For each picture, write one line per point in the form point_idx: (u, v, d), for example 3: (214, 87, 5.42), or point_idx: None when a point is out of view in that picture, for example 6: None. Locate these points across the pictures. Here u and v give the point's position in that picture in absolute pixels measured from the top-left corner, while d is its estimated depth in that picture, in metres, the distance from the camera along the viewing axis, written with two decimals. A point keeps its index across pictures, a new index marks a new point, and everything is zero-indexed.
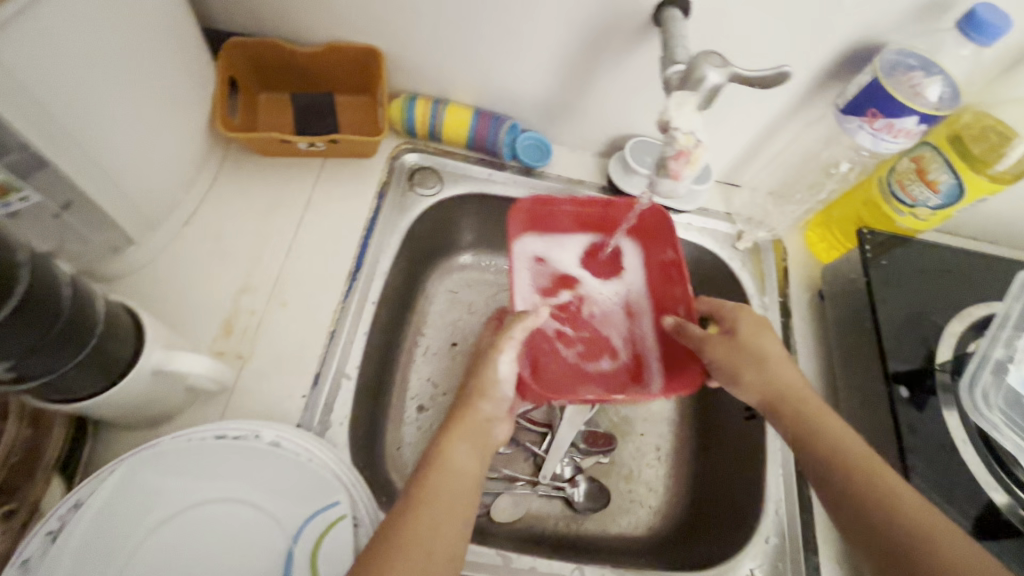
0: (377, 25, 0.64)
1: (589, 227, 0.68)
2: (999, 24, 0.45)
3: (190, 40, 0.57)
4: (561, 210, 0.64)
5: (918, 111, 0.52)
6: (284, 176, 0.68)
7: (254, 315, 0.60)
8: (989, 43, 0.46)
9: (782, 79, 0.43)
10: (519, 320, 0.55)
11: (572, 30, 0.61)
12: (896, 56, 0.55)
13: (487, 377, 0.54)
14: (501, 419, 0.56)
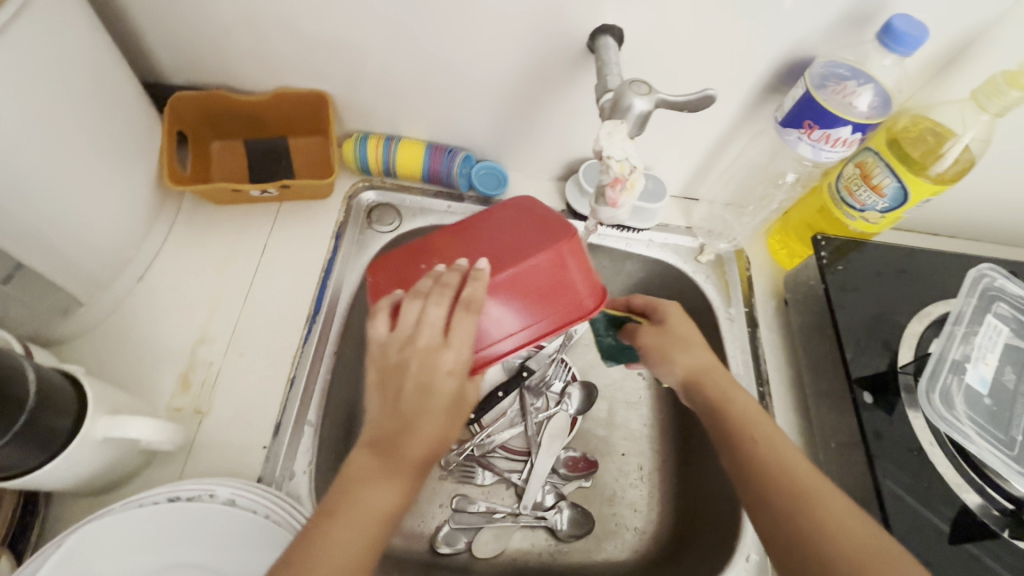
0: (324, 69, 0.65)
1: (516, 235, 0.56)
2: (916, 34, 0.46)
3: (130, 98, 0.57)
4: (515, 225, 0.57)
5: (852, 120, 0.53)
6: (239, 224, 0.68)
7: (211, 367, 0.59)
8: (908, 53, 0.48)
9: (708, 101, 0.44)
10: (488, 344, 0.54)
11: (512, 61, 0.62)
12: (828, 67, 0.56)
13: (421, 413, 0.46)
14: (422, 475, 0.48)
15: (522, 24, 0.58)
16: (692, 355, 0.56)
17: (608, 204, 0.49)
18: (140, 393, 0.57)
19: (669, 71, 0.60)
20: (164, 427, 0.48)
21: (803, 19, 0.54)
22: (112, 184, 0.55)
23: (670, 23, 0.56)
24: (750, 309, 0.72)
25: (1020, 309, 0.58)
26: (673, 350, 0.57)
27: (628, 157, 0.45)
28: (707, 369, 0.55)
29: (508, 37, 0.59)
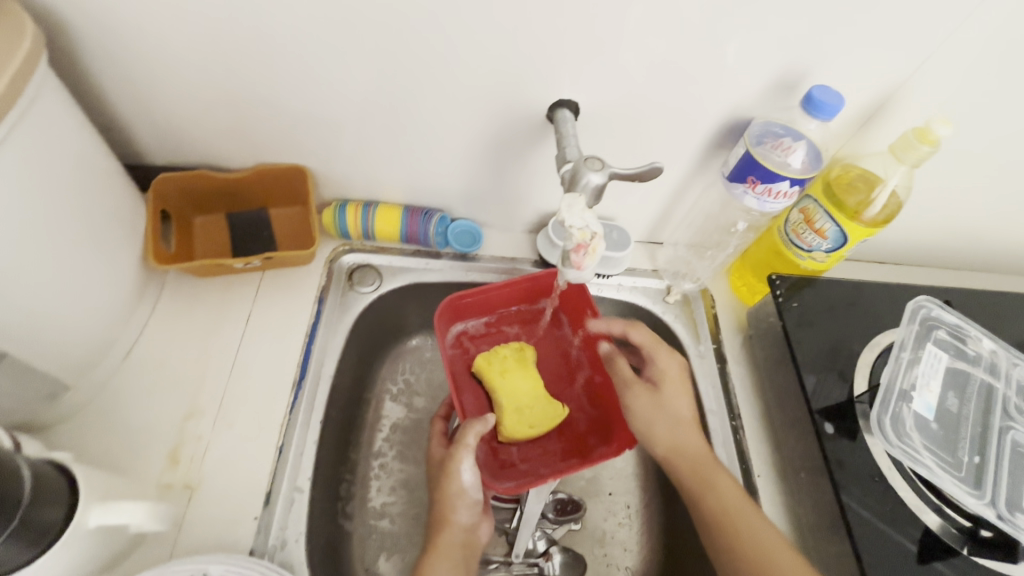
0: (302, 145, 0.69)
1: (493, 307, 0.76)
2: (833, 102, 0.53)
3: (114, 184, 0.60)
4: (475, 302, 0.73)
5: (789, 176, 0.59)
6: (223, 294, 0.70)
7: (201, 441, 0.60)
8: (829, 118, 0.54)
9: (657, 171, 0.49)
10: (469, 426, 0.60)
11: (478, 132, 0.67)
12: (765, 126, 0.62)
13: (451, 488, 0.59)
14: (480, 517, 0.62)
15: (484, 100, 0.63)
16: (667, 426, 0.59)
17: (574, 267, 0.52)
18: (130, 472, 0.57)
19: (623, 135, 0.66)
20: (155, 507, 0.49)
21: (735, 88, 0.60)
22: (100, 269, 0.57)
23: (619, 96, 0.62)
24: (718, 346, 0.76)
25: (958, 337, 0.63)
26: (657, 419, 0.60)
27: (587, 226, 0.49)
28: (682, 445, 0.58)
29: (472, 112, 0.65)
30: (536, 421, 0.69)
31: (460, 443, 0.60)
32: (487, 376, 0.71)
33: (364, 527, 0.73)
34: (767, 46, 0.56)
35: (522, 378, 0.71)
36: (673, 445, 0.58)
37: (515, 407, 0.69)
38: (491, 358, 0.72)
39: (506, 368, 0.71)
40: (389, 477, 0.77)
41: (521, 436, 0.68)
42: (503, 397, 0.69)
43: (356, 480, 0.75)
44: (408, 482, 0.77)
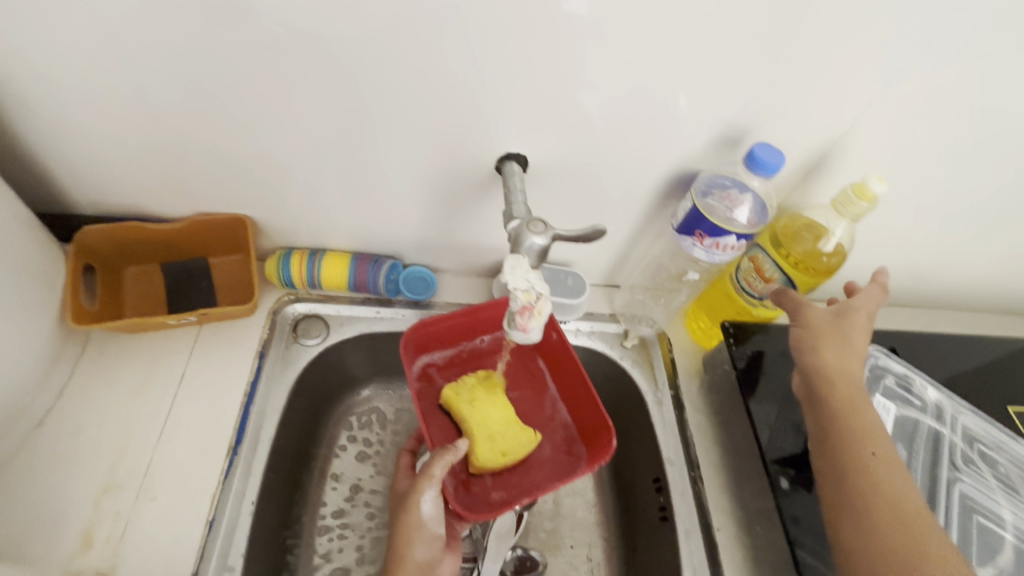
0: (244, 193, 0.67)
1: (459, 335, 0.72)
2: (773, 160, 0.53)
3: (29, 240, 0.55)
4: (436, 330, 0.70)
5: (734, 231, 0.59)
6: (154, 351, 0.66)
7: (118, 519, 0.55)
8: (770, 175, 0.55)
9: (601, 232, 0.48)
10: (439, 455, 0.56)
11: (428, 182, 0.66)
12: (713, 179, 0.64)
13: (412, 518, 0.54)
14: (440, 552, 0.56)
15: (431, 152, 0.62)
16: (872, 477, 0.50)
17: (520, 328, 0.50)
18: (34, 560, 0.52)
19: (573, 185, 0.66)
20: None
21: (679, 142, 0.61)
22: (11, 331, 0.53)
23: (566, 149, 0.62)
24: (675, 392, 0.75)
25: (904, 386, 0.65)
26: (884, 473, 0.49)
27: (531, 287, 0.47)
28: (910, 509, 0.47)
29: (420, 163, 0.64)
30: (508, 449, 0.65)
31: (425, 473, 0.55)
32: (454, 407, 0.67)
33: None
34: (707, 105, 0.57)
35: (492, 406, 0.67)
36: (846, 399, 0.53)
37: (487, 436, 0.65)
38: (458, 390, 0.68)
39: (475, 396, 0.67)
40: (337, 537, 0.72)
41: (492, 464, 0.64)
42: (473, 426, 0.65)
43: (301, 542, 0.70)
44: (357, 542, 0.72)
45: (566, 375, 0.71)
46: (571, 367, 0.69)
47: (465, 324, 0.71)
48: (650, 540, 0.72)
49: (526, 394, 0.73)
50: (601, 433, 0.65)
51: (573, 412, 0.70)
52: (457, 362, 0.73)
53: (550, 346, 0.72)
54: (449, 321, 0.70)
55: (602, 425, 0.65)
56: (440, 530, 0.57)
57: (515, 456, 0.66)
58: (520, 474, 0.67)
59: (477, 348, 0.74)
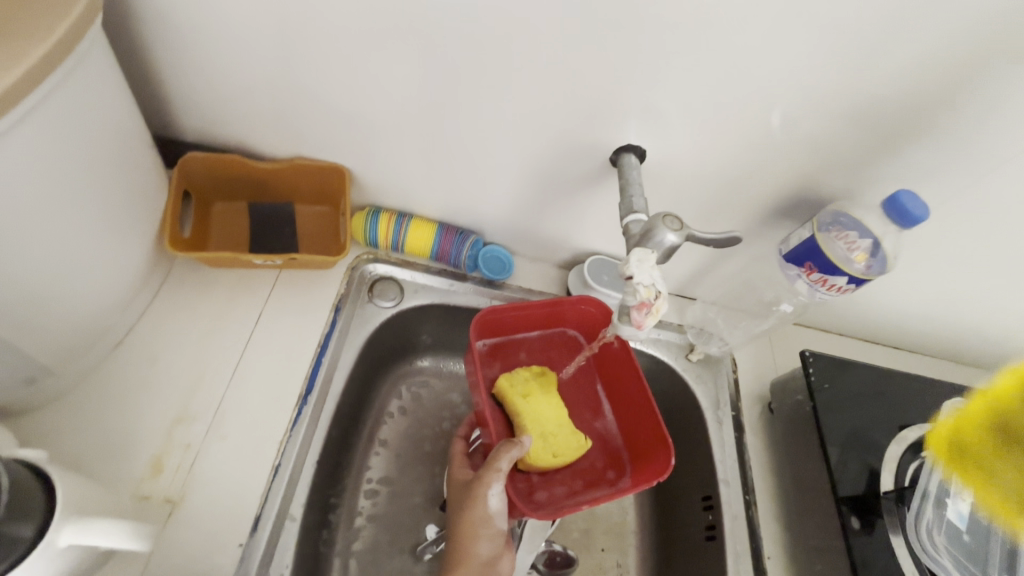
0: (347, 147, 0.66)
1: (524, 324, 0.69)
2: (920, 212, 0.53)
3: (142, 159, 0.55)
4: (505, 317, 0.66)
5: (849, 272, 0.57)
6: (234, 289, 0.65)
7: (189, 450, 0.55)
8: (913, 224, 0.54)
9: (734, 241, 0.47)
10: (504, 447, 0.52)
11: (535, 162, 0.64)
12: (835, 215, 0.61)
13: (476, 512, 0.51)
14: (503, 549, 0.52)
15: (549, 134, 0.60)
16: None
17: (632, 324, 0.49)
18: (106, 478, 0.52)
19: (680, 189, 0.64)
20: (140, 527, 0.43)
21: (808, 162, 0.58)
22: (112, 247, 0.52)
23: (689, 150, 0.59)
24: (737, 413, 0.74)
25: None
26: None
27: (655, 283, 0.46)
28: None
29: (535, 141, 0.61)
30: (560, 451, 0.61)
31: (489, 465, 0.52)
32: (508, 400, 0.62)
33: (342, 558, 0.67)
34: (850, 129, 0.55)
35: (546, 402, 0.63)
36: None
37: (541, 434, 0.61)
38: (513, 381, 0.64)
39: (530, 390, 0.63)
40: (378, 502, 0.72)
41: (542, 465, 0.60)
42: (527, 422, 0.61)
43: (343, 501, 0.70)
44: (397, 510, 0.72)
45: (624, 385, 0.66)
46: (630, 379, 0.65)
47: (532, 314, 0.68)
48: (688, 556, 0.71)
49: (582, 396, 0.70)
50: (657, 451, 0.60)
51: (626, 424, 0.67)
52: (514, 353, 0.70)
53: (611, 354, 0.67)
54: (520, 310, 0.66)
55: (658, 443, 0.60)
56: (506, 528, 0.53)
57: (566, 459, 0.62)
58: (567, 478, 0.64)
59: (537, 342, 0.71)
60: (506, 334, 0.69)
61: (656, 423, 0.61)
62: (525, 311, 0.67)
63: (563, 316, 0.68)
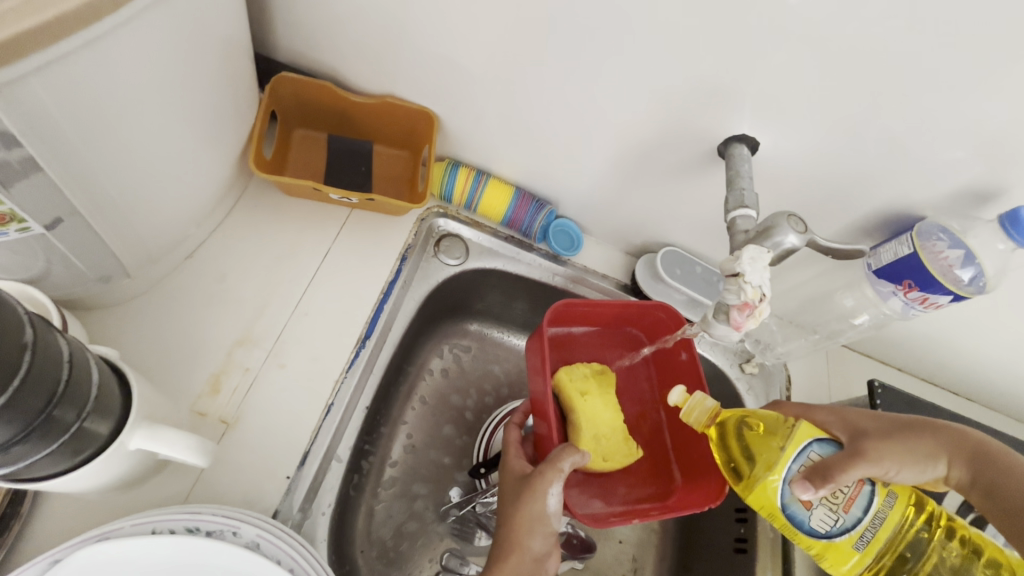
0: (439, 93, 0.63)
1: (590, 319, 0.66)
2: None
3: (242, 70, 0.53)
4: (575, 311, 0.63)
5: (953, 290, 0.54)
6: (304, 220, 0.63)
7: (247, 374, 0.54)
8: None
9: (857, 253, 0.48)
10: (567, 449, 0.51)
11: (633, 138, 0.60)
12: (933, 230, 0.55)
13: (535, 506, 0.49)
14: (553, 547, 0.50)
15: (658, 111, 0.56)
16: (917, 455, 0.47)
17: (728, 324, 0.46)
18: (168, 386, 0.52)
19: (781, 190, 0.60)
20: (204, 443, 0.42)
21: (933, 187, 0.54)
22: (200, 157, 0.51)
23: (807, 149, 0.55)
24: None
25: None
26: (855, 467, 0.44)
27: (763, 285, 0.43)
28: (879, 416, 0.50)
29: (640, 116, 0.57)
30: (610, 455, 0.60)
31: (551, 463, 0.50)
32: (565, 395, 0.61)
33: (371, 498, 0.67)
34: (995, 156, 0.50)
35: (602, 403, 0.61)
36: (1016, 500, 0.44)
37: (594, 436, 0.60)
38: (571, 376, 0.62)
39: (587, 389, 0.61)
40: (412, 456, 0.71)
41: (591, 466, 0.59)
42: (582, 421, 0.59)
43: (378, 450, 0.68)
44: (429, 468, 0.71)
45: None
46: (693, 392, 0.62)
47: (603, 312, 0.65)
48: (709, 562, 0.70)
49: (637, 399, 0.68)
50: (709, 471, 0.58)
51: (680, 436, 0.65)
52: (574, 345, 0.68)
53: (673, 362, 0.65)
54: (594, 307, 0.63)
55: (711, 462, 0.58)
56: (559, 527, 0.51)
57: (615, 464, 0.61)
58: (612, 482, 0.63)
59: (596, 337, 0.69)
60: (569, 327, 0.67)
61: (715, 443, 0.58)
62: (595, 308, 0.64)
63: (632, 316, 0.66)
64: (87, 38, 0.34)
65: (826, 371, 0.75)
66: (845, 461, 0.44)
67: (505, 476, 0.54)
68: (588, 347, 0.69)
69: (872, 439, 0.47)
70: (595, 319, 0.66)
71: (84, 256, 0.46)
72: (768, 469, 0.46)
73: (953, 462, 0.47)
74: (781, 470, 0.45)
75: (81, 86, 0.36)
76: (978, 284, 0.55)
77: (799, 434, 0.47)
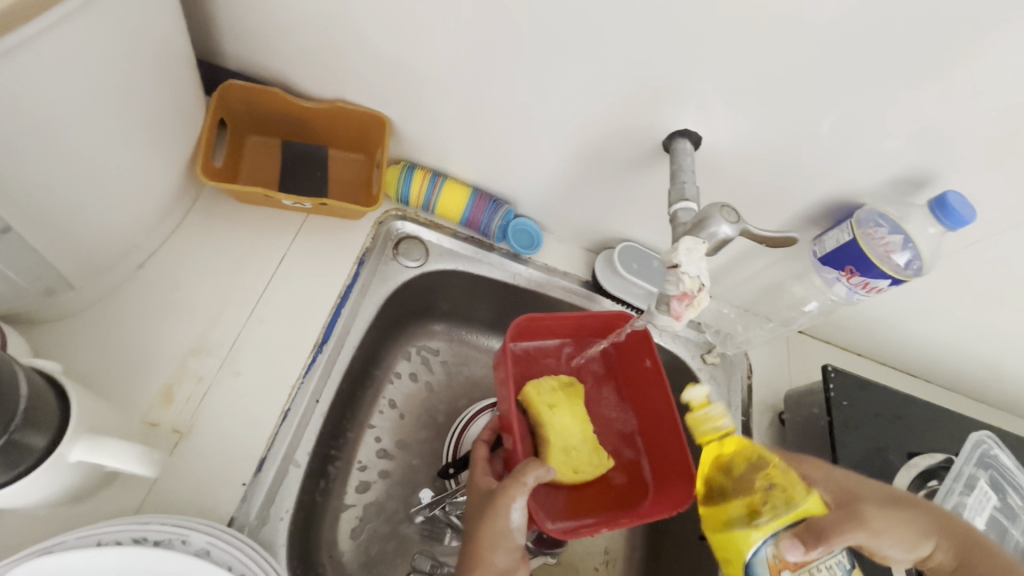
0: (389, 96, 0.64)
1: (559, 332, 0.67)
2: (965, 213, 0.50)
3: (183, 78, 0.53)
4: (542, 324, 0.64)
5: (890, 275, 0.56)
6: (259, 228, 0.63)
7: (201, 383, 0.54)
8: (954, 227, 0.52)
9: (790, 240, 0.49)
10: (534, 465, 0.51)
11: (581, 136, 0.61)
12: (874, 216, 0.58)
13: (498, 524, 0.49)
14: (517, 563, 0.51)
15: (603, 107, 0.57)
16: (906, 527, 0.49)
17: (670, 314, 0.48)
18: (119, 398, 0.52)
19: (728, 183, 0.62)
20: (151, 452, 0.42)
21: (867, 175, 0.56)
22: (143, 166, 0.50)
23: (746, 142, 0.57)
24: (746, 419, 0.72)
25: (997, 485, 0.62)
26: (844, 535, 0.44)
27: (700, 274, 0.45)
28: (851, 475, 0.52)
29: (587, 114, 0.59)
30: (580, 467, 0.61)
31: (514, 479, 0.50)
32: (534, 408, 0.61)
33: (339, 503, 0.67)
34: (922, 142, 0.52)
35: (571, 415, 0.62)
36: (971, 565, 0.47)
37: (562, 448, 0.60)
38: (541, 389, 0.63)
39: (556, 402, 0.62)
40: (382, 461, 0.71)
41: (561, 479, 0.60)
42: (550, 434, 0.60)
43: (344, 454, 0.68)
44: (399, 472, 0.71)
45: (654, 402, 0.65)
46: (661, 399, 0.63)
47: (573, 325, 0.66)
48: (678, 550, 0.72)
49: (611, 410, 0.69)
50: (679, 482, 0.59)
51: (651, 445, 0.65)
52: (541, 359, 0.69)
53: (640, 371, 0.66)
54: (562, 319, 0.65)
55: (681, 472, 0.59)
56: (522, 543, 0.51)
57: (585, 475, 0.61)
58: (589, 495, 0.64)
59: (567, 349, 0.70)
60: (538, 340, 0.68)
61: (682, 450, 0.59)
62: (561, 322, 0.65)
63: (600, 327, 0.67)
64: (6, 48, 0.34)
65: (785, 359, 0.77)
66: (838, 523, 0.45)
67: (471, 495, 0.54)
68: (561, 359, 0.70)
69: (869, 505, 0.48)
70: (562, 332, 0.67)
71: (21, 269, 0.46)
72: (752, 522, 0.45)
73: (936, 541, 0.49)
74: (768, 525, 0.44)
75: (5, 96, 0.36)
76: (915, 267, 0.57)
77: (793, 495, 0.46)
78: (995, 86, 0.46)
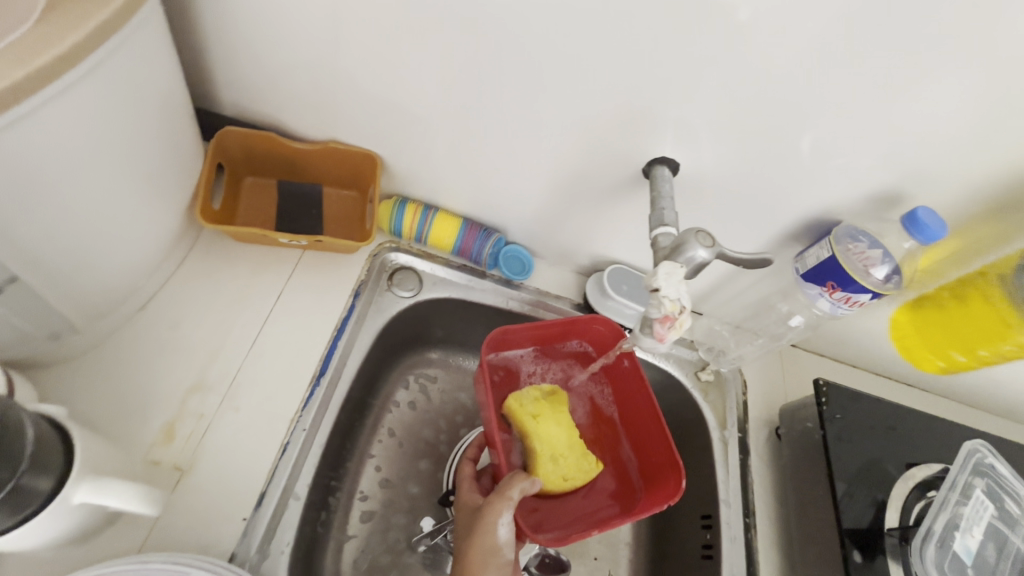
0: (380, 135, 0.67)
1: (536, 341, 0.68)
2: (937, 227, 0.52)
3: (181, 128, 0.55)
4: (518, 335, 0.65)
5: (872, 290, 0.56)
6: (257, 265, 0.66)
7: (201, 420, 0.56)
8: (928, 241, 0.53)
9: (765, 261, 0.51)
10: (518, 476, 0.52)
11: (564, 165, 0.64)
12: (850, 232, 0.60)
13: (484, 541, 0.49)
14: None
15: (584, 138, 0.60)
16: None
17: (653, 336, 0.49)
18: (122, 438, 0.53)
19: (710, 204, 0.64)
20: (153, 491, 0.44)
21: (840, 193, 0.58)
22: (144, 213, 0.53)
23: (723, 166, 0.59)
24: (744, 435, 0.72)
25: (993, 492, 0.62)
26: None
27: (680, 298, 0.46)
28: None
29: (569, 144, 0.61)
30: (570, 474, 0.62)
31: (500, 493, 0.51)
32: (518, 421, 0.62)
33: (340, 534, 0.67)
34: (889, 160, 0.54)
35: (556, 424, 0.63)
36: None
37: (550, 457, 0.61)
38: (524, 402, 0.63)
39: (539, 411, 0.63)
40: (380, 489, 0.71)
41: (551, 487, 0.61)
42: (537, 445, 0.61)
43: (344, 485, 0.69)
44: (398, 500, 0.71)
45: (636, 402, 0.66)
46: (643, 397, 0.65)
47: (547, 333, 0.67)
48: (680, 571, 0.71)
49: (595, 413, 0.70)
50: (668, 475, 0.60)
51: (638, 444, 0.66)
52: (519, 370, 0.69)
53: (620, 370, 0.68)
54: (537, 329, 0.66)
55: (668, 467, 0.60)
56: (512, 559, 0.51)
57: (575, 482, 0.62)
58: (581, 499, 0.64)
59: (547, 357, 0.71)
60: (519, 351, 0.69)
61: (668, 445, 0.60)
62: (535, 331, 0.66)
63: (576, 331, 0.68)
64: (14, 117, 0.37)
65: (779, 373, 0.78)
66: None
67: (460, 513, 0.55)
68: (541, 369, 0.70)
69: None
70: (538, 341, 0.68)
71: (27, 315, 0.48)
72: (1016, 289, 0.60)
73: None
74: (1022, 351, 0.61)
75: (14, 160, 0.39)
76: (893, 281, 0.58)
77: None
78: (954, 108, 0.48)
